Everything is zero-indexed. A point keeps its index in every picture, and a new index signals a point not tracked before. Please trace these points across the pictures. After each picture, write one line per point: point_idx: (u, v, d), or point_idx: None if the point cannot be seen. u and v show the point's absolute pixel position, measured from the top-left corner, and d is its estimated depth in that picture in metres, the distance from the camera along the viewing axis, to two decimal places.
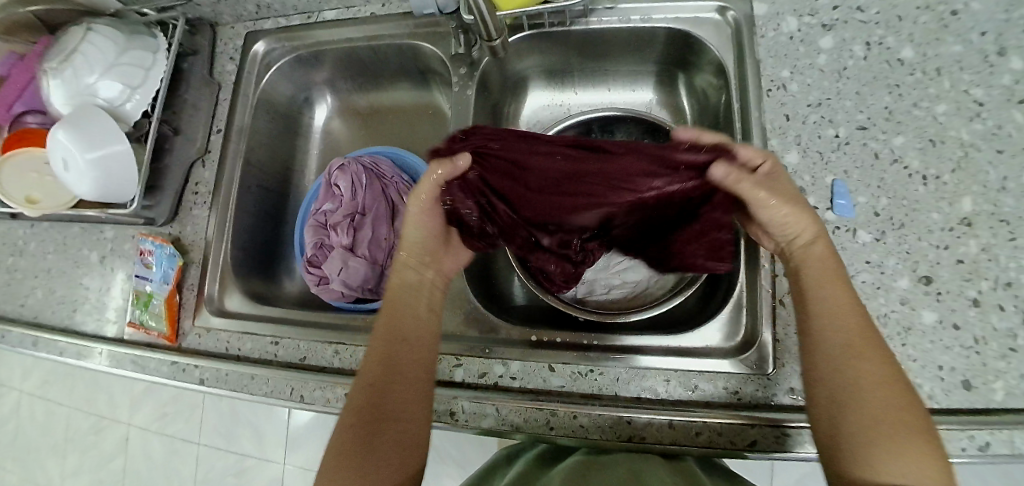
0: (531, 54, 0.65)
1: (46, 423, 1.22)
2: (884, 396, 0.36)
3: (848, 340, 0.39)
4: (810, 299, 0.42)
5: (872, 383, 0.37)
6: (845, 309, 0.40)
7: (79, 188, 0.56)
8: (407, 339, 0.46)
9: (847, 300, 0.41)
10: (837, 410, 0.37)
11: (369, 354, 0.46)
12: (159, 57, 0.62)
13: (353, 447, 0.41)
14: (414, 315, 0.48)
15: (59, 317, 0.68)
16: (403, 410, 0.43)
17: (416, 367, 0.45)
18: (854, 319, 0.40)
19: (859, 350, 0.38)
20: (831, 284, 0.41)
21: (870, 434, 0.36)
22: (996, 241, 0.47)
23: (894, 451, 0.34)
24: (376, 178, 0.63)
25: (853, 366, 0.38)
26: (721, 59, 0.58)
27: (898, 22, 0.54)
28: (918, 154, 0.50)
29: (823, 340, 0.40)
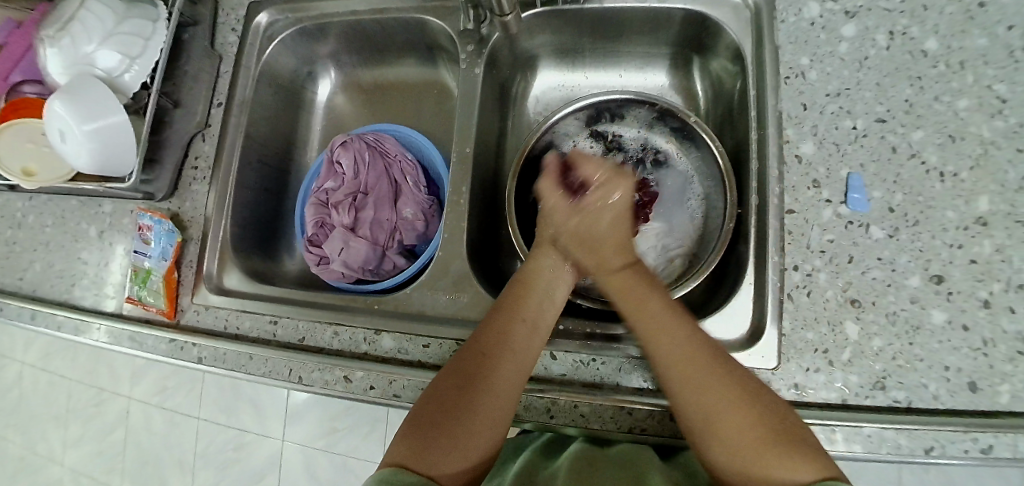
0: (541, 33, 0.63)
1: (47, 393, 1.22)
2: (735, 412, 0.36)
3: (687, 372, 0.39)
4: (643, 341, 0.43)
5: (717, 405, 0.37)
6: (670, 340, 0.41)
7: (77, 160, 0.55)
8: (516, 333, 0.43)
9: (666, 328, 0.42)
10: (705, 437, 0.37)
11: (474, 336, 0.44)
12: (159, 27, 0.59)
13: (430, 420, 0.39)
14: (533, 310, 0.45)
15: (57, 291, 0.68)
16: (487, 404, 0.40)
17: (516, 366, 0.42)
18: (674, 350, 0.40)
19: (688, 371, 0.39)
20: (649, 323, 0.43)
21: (740, 458, 0.35)
22: (1010, 242, 0.46)
23: (766, 461, 0.34)
24: (379, 156, 0.62)
25: (699, 393, 0.38)
26: (738, 44, 0.56)
27: (923, 12, 0.52)
28: (937, 150, 0.49)
29: (666, 381, 0.40)
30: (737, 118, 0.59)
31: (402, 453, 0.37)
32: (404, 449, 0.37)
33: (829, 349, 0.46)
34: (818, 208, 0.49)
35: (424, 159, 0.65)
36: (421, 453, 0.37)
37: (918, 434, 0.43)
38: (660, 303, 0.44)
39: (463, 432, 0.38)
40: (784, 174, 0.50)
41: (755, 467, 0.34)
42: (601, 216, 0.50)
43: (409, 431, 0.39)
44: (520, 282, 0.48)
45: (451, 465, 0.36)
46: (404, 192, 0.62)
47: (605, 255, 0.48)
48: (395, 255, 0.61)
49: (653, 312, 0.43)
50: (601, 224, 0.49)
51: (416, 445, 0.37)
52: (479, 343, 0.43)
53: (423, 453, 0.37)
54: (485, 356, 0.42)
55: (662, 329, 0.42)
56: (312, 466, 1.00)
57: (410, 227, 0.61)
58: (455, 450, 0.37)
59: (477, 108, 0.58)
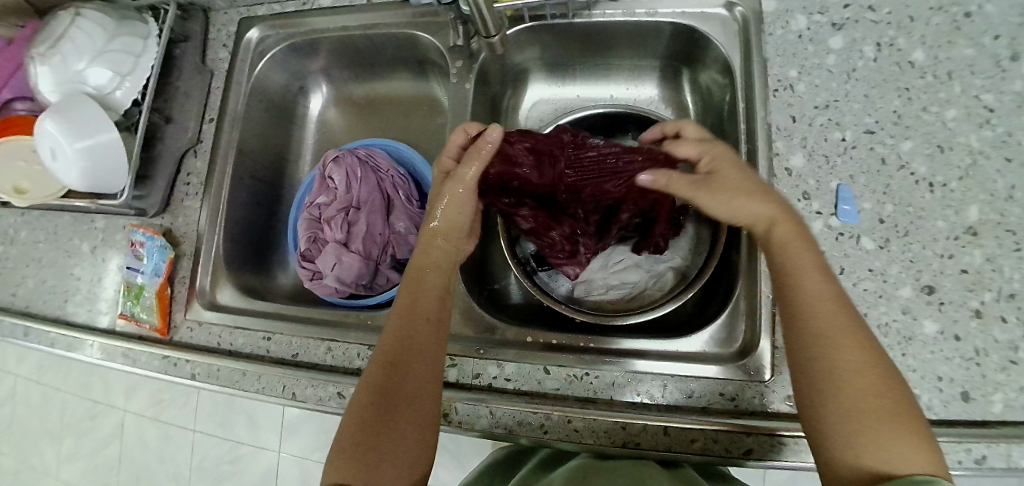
0: (531, 47, 0.63)
1: (42, 407, 1.21)
2: (869, 377, 0.35)
3: (833, 327, 0.37)
4: (790, 290, 0.40)
5: (855, 370, 0.35)
6: (819, 295, 0.39)
7: (69, 179, 0.55)
8: (418, 329, 0.44)
9: (820, 283, 0.39)
10: (825, 396, 0.35)
11: (382, 343, 0.44)
12: (149, 44, 0.59)
13: (356, 438, 0.39)
14: (430, 304, 0.46)
15: (49, 308, 0.67)
16: (409, 405, 0.40)
17: (425, 359, 0.43)
18: (830, 302, 0.38)
19: (837, 329, 0.37)
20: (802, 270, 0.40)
21: (860, 422, 0.33)
22: (1001, 251, 0.46)
23: (883, 431, 0.33)
24: (371, 171, 0.62)
25: (838, 346, 0.36)
26: (727, 57, 0.57)
27: (910, 23, 0.53)
28: (926, 161, 0.49)
29: (810, 332, 0.38)
30: (727, 129, 0.59)
31: (338, 476, 0.37)
32: (337, 472, 0.37)
33: None
34: (809, 220, 0.49)
35: (417, 173, 0.65)
36: (353, 467, 0.37)
37: None
38: (819, 261, 0.41)
39: (391, 437, 0.39)
40: (775, 187, 0.51)
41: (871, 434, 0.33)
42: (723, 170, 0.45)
43: (338, 455, 0.39)
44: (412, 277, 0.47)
45: (389, 468, 0.38)
46: (397, 206, 0.62)
47: (774, 224, 0.43)
48: (388, 269, 0.61)
49: (809, 264, 0.40)
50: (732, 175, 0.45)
51: (349, 465, 0.37)
52: (387, 344, 0.43)
53: (360, 470, 0.37)
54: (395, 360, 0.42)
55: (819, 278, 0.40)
56: (309, 478, 1.00)
57: (403, 241, 0.61)
58: (390, 454, 0.38)
59: (468, 122, 0.58)
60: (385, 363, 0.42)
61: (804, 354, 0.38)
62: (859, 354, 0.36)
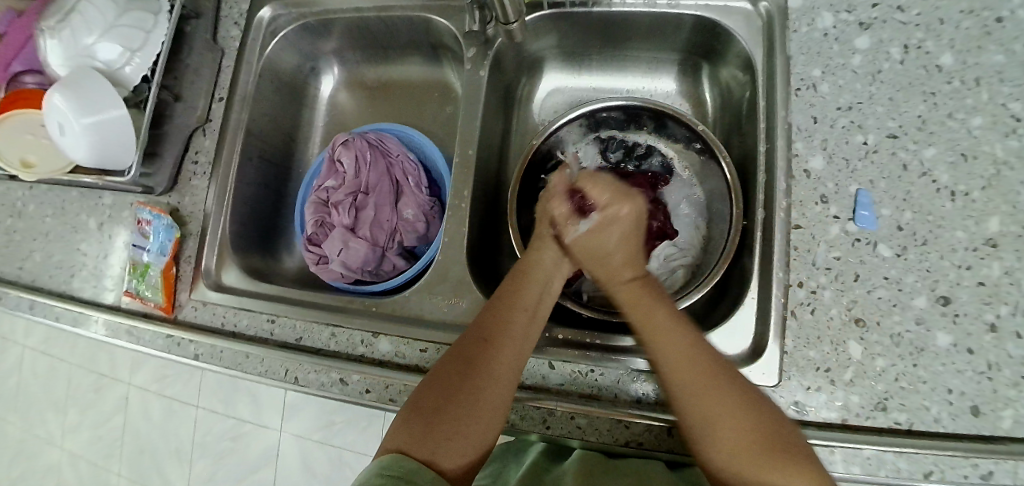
0: (548, 35, 0.62)
1: (47, 378, 1.23)
2: (733, 431, 0.37)
3: (692, 370, 0.39)
4: (653, 355, 0.42)
5: (721, 431, 0.37)
6: (676, 353, 0.40)
7: (77, 154, 0.55)
8: (515, 317, 0.43)
9: (675, 344, 0.41)
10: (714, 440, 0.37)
11: (476, 320, 0.44)
12: (161, 19, 0.58)
13: (432, 406, 0.38)
14: (531, 294, 0.45)
15: (55, 282, 0.67)
16: (488, 391, 0.39)
17: (514, 349, 0.42)
18: (687, 363, 0.40)
19: (704, 375, 0.39)
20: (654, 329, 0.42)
21: (745, 458, 0.36)
22: (1020, 265, 0.45)
23: (763, 474, 0.35)
24: (381, 156, 0.61)
25: (702, 408, 0.38)
26: (749, 53, 0.55)
27: (940, 25, 0.51)
28: (949, 169, 0.48)
29: (673, 399, 0.40)
30: (745, 127, 0.58)
31: (403, 438, 0.37)
32: (405, 433, 0.37)
33: (832, 368, 0.45)
34: (825, 225, 0.48)
35: (427, 160, 0.65)
36: (422, 437, 0.36)
37: (918, 457, 0.42)
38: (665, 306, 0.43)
39: (462, 417, 0.38)
40: (792, 189, 0.50)
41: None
42: (615, 227, 0.46)
43: (409, 416, 0.39)
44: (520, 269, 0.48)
45: (452, 450, 0.36)
46: (405, 193, 0.61)
47: (613, 267, 0.46)
48: (395, 257, 0.61)
49: (660, 318, 0.42)
50: (617, 234, 0.46)
51: (416, 433, 0.37)
52: (479, 324, 0.43)
53: (427, 439, 0.36)
54: (484, 341, 0.42)
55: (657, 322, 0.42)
56: (309, 460, 1.00)
57: (410, 228, 0.61)
58: (457, 436, 0.37)
59: (481, 110, 0.57)
60: (475, 342, 0.42)
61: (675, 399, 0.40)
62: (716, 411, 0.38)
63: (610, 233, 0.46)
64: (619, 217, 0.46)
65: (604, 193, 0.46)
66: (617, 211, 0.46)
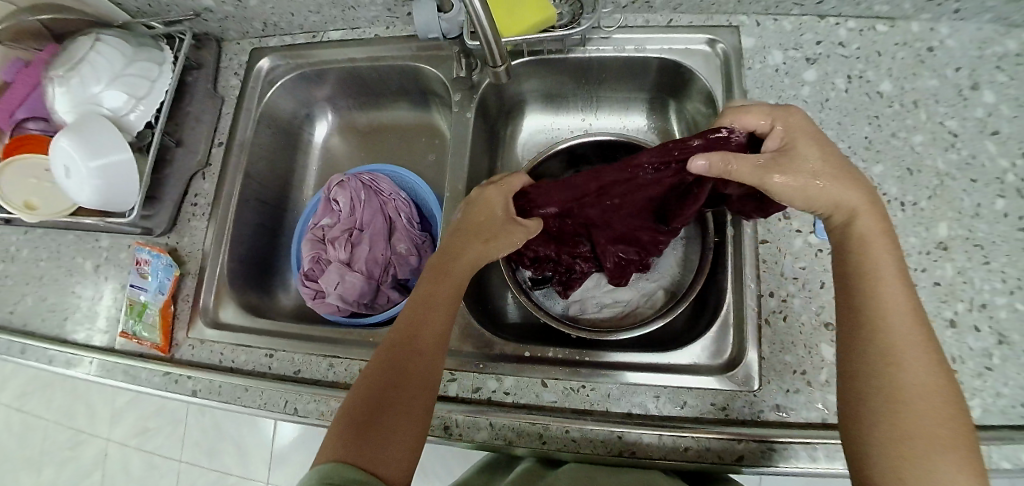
0: (528, 79, 0.67)
1: (23, 435, 1.18)
2: (931, 402, 0.34)
3: (910, 336, 0.36)
4: (877, 297, 0.38)
5: (918, 393, 0.34)
6: (896, 300, 0.37)
7: (80, 195, 0.57)
8: (430, 326, 0.45)
9: (891, 287, 0.38)
10: (882, 412, 0.34)
11: (393, 327, 0.46)
12: (164, 69, 0.63)
13: (360, 418, 0.40)
14: (446, 299, 0.47)
15: (47, 326, 0.68)
16: (412, 400, 0.41)
17: (430, 356, 0.44)
18: (906, 315, 0.37)
19: (909, 353, 0.35)
20: (883, 273, 0.38)
21: (922, 442, 0.33)
22: (970, 265, 0.49)
23: (925, 454, 0.32)
24: (374, 194, 0.64)
25: (911, 367, 0.35)
26: (709, 88, 0.60)
27: (877, 57, 0.57)
28: (897, 182, 0.52)
29: (884, 325, 0.36)
30: None
31: (335, 453, 0.38)
32: (338, 447, 0.38)
33: (808, 370, 0.47)
34: (789, 238, 0.52)
35: (417, 197, 0.68)
36: (356, 446, 0.38)
37: None
38: (897, 263, 0.39)
39: (396, 422, 0.40)
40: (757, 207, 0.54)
41: (916, 460, 0.32)
42: (801, 142, 0.41)
43: (341, 431, 0.40)
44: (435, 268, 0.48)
45: (391, 455, 0.38)
46: (398, 228, 0.64)
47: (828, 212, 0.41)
48: (389, 289, 0.63)
49: (887, 266, 0.38)
50: (814, 150, 0.41)
51: (353, 443, 0.38)
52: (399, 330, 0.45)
53: (361, 449, 0.38)
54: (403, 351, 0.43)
55: (896, 285, 0.38)
56: None
57: (404, 261, 0.63)
58: (387, 445, 0.39)
59: (468, 147, 0.61)
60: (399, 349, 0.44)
61: (872, 359, 0.36)
62: (928, 371, 0.35)
63: (835, 154, 0.41)
64: (790, 125, 0.42)
65: (760, 118, 0.43)
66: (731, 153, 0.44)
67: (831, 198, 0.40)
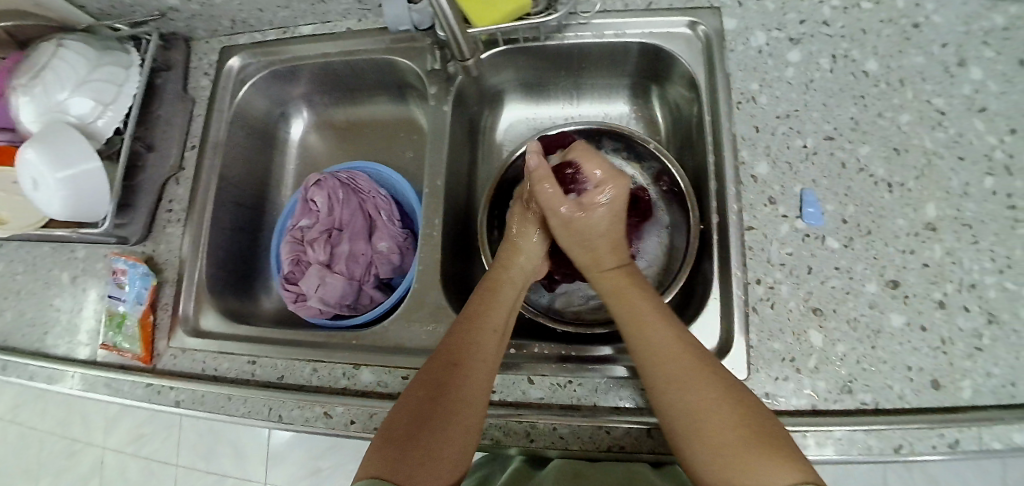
0: (506, 69, 0.66)
1: (16, 447, 1.17)
2: (722, 414, 0.36)
3: (671, 364, 0.40)
4: (637, 343, 0.43)
5: (712, 415, 0.36)
6: (657, 336, 0.41)
7: (50, 208, 0.55)
8: (481, 340, 0.44)
9: (647, 326, 0.42)
10: (695, 443, 0.36)
11: (445, 340, 0.45)
12: (131, 73, 0.61)
13: (405, 430, 0.38)
14: (497, 319, 0.46)
15: (27, 340, 0.66)
16: (458, 415, 0.40)
17: (481, 371, 0.42)
18: (666, 345, 0.41)
19: (680, 380, 0.39)
20: (641, 316, 0.43)
21: (738, 457, 0.34)
22: (959, 245, 0.48)
23: (744, 467, 0.33)
24: (353, 193, 0.63)
25: (683, 390, 0.38)
26: (692, 72, 0.59)
27: (862, 35, 0.56)
28: (884, 163, 0.52)
29: (650, 365, 0.41)
30: (696, 140, 0.62)
31: (380, 464, 0.36)
32: (379, 460, 0.37)
33: (797, 357, 0.47)
34: (776, 224, 0.51)
35: (398, 194, 0.66)
36: (400, 459, 0.36)
37: (887, 434, 0.44)
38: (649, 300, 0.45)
39: (440, 439, 0.38)
40: (742, 193, 0.53)
41: (744, 476, 0.33)
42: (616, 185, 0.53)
43: (386, 441, 0.38)
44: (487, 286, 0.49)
45: (431, 471, 0.37)
46: (378, 226, 0.63)
47: (600, 253, 0.50)
48: (372, 289, 0.62)
49: (642, 308, 0.44)
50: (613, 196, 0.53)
51: (395, 454, 0.37)
52: (450, 344, 0.44)
53: (400, 463, 0.36)
54: (453, 365, 0.42)
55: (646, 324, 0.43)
56: None
57: (386, 261, 0.62)
58: (433, 461, 0.37)
59: (447, 142, 0.60)
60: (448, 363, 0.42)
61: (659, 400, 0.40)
62: (709, 387, 0.38)
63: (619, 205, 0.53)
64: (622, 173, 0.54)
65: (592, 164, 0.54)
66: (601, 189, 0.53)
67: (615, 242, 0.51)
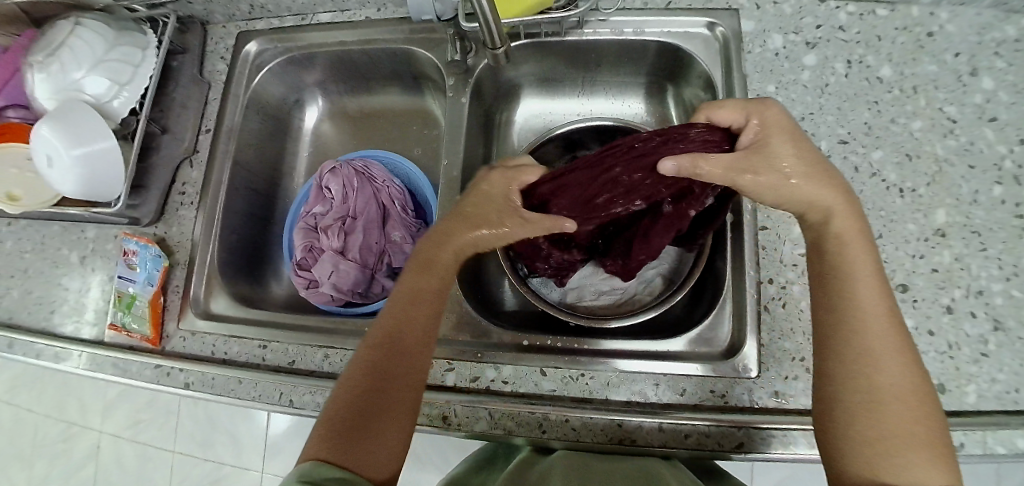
0: (523, 63, 0.66)
1: (13, 428, 1.17)
2: (909, 402, 0.34)
3: (883, 339, 0.36)
4: (849, 298, 0.38)
5: (897, 399, 0.34)
6: (873, 306, 0.38)
7: (63, 185, 0.55)
8: (416, 322, 0.44)
9: (871, 284, 0.39)
10: (860, 416, 0.35)
11: (375, 325, 0.45)
12: (148, 54, 0.61)
13: (345, 418, 0.39)
14: (429, 298, 0.46)
15: (34, 319, 0.66)
16: (398, 399, 0.41)
17: (415, 347, 0.43)
18: (882, 317, 0.37)
19: (880, 356, 0.36)
20: (855, 272, 0.39)
21: (905, 445, 0.33)
22: (968, 251, 0.49)
23: (909, 455, 0.32)
24: (367, 181, 0.63)
25: (877, 366, 0.36)
26: (709, 73, 0.59)
27: (877, 42, 0.57)
28: (896, 168, 0.52)
29: (857, 330, 0.37)
30: None
31: (321, 450, 0.37)
32: (324, 445, 0.37)
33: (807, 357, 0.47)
34: (789, 224, 0.52)
35: (411, 184, 0.67)
36: (342, 447, 0.37)
37: None
38: (874, 261, 0.40)
39: (381, 423, 0.39)
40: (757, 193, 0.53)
41: (899, 457, 0.33)
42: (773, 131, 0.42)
43: (327, 428, 0.39)
44: (419, 262, 0.47)
45: (378, 456, 0.38)
46: (392, 216, 0.63)
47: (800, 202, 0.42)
48: (384, 278, 0.62)
49: (865, 266, 0.39)
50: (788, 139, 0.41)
51: (337, 441, 0.38)
52: (382, 328, 0.44)
53: (344, 446, 0.37)
54: (388, 350, 0.42)
55: (874, 285, 0.39)
56: None
57: (398, 250, 0.62)
58: (379, 446, 0.38)
59: (463, 133, 0.60)
60: (382, 348, 0.43)
61: (842, 361, 0.37)
62: (904, 375, 0.35)
63: (810, 149, 0.42)
64: (764, 121, 0.43)
65: (735, 113, 0.44)
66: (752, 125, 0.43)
67: (807, 198, 0.41)
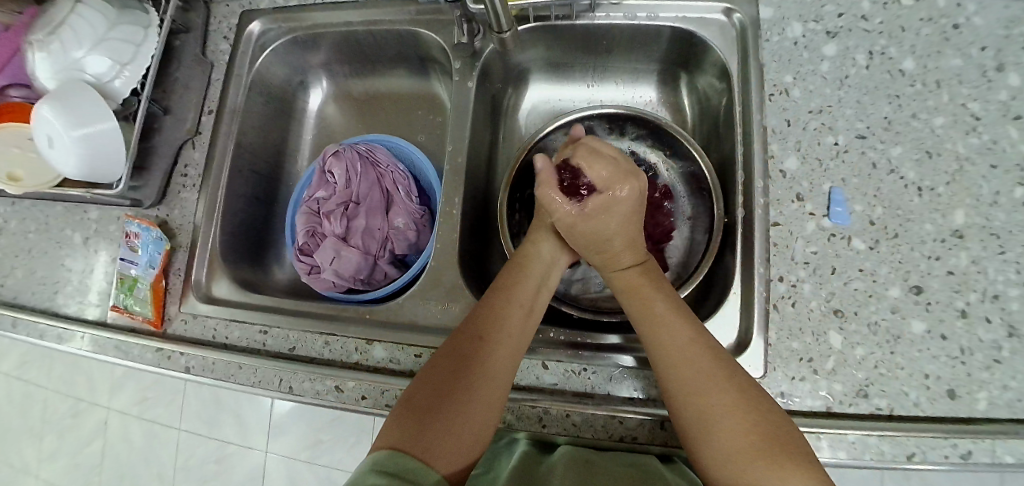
0: (532, 48, 0.64)
1: (22, 402, 1.18)
2: (739, 418, 0.36)
3: (689, 375, 0.39)
4: (653, 345, 0.42)
5: (727, 419, 0.37)
6: (671, 341, 0.41)
7: (66, 167, 0.54)
8: (510, 320, 0.44)
9: (662, 327, 0.43)
10: (705, 440, 0.37)
11: (468, 317, 0.45)
12: (150, 33, 0.59)
13: (423, 403, 0.39)
14: (524, 297, 0.46)
15: (38, 299, 0.66)
16: (477, 392, 0.39)
17: (507, 344, 0.43)
18: (680, 353, 0.41)
19: (698, 387, 0.39)
20: (652, 314, 0.44)
21: (761, 461, 0.34)
22: (985, 254, 0.48)
23: (766, 467, 0.34)
24: (371, 167, 0.62)
25: (697, 394, 0.38)
26: (725, 61, 0.58)
27: (901, 33, 0.54)
28: (915, 166, 0.50)
29: (663, 373, 0.41)
30: (724, 134, 0.61)
31: (397, 435, 0.37)
32: (397, 431, 0.37)
33: (814, 358, 0.47)
34: (802, 221, 0.50)
35: (416, 170, 0.66)
36: (418, 432, 0.36)
37: (900, 440, 0.44)
38: (667, 301, 0.45)
39: (457, 413, 0.38)
40: (770, 188, 0.52)
41: (749, 476, 0.34)
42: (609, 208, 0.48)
43: (403, 412, 0.39)
44: (517, 265, 0.50)
45: (451, 451, 0.36)
46: (396, 202, 0.62)
47: (616, 251, 0.49)
48: (387, 265, 0.61)
49: (659, 308, 0.44)
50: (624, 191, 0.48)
51: (412, 426, 0.37)
52: (475, 321, 0.44)
53: (420, 436, 0.36)
54: (476, 342, 0.42)
55: (670, 318, 0.43)
56: (296, 477, 0.99)
57: (402, 237, 0.62)
58: (453, 438, 0.37)
59: (469, 120, 0.59)
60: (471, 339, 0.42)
61: (668, 396, 0.40)
62: (726, 396, 0.38)
63: (635, 195, 0.49)
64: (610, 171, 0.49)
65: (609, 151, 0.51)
66: (617, 192, 0.48)
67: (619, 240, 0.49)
